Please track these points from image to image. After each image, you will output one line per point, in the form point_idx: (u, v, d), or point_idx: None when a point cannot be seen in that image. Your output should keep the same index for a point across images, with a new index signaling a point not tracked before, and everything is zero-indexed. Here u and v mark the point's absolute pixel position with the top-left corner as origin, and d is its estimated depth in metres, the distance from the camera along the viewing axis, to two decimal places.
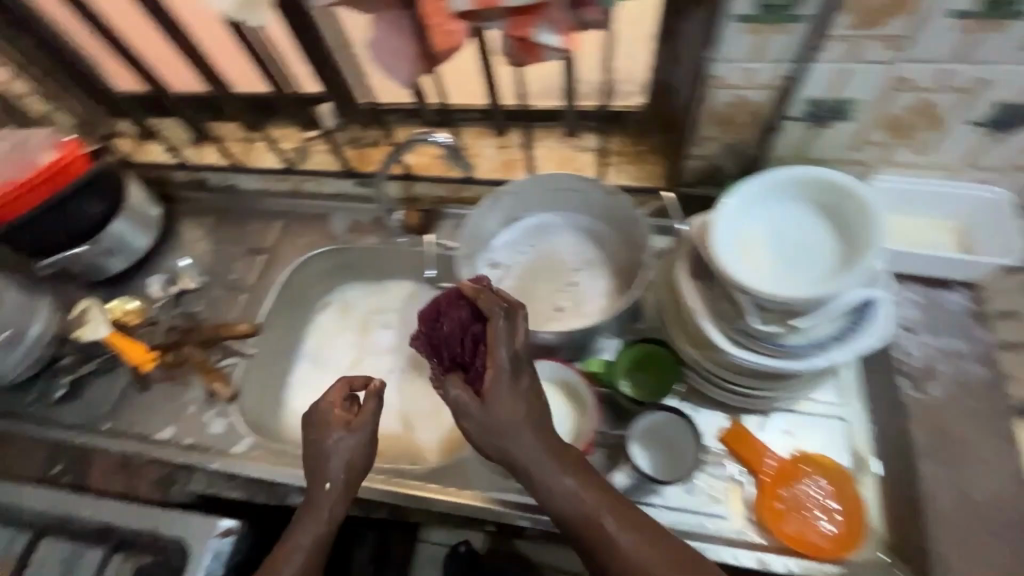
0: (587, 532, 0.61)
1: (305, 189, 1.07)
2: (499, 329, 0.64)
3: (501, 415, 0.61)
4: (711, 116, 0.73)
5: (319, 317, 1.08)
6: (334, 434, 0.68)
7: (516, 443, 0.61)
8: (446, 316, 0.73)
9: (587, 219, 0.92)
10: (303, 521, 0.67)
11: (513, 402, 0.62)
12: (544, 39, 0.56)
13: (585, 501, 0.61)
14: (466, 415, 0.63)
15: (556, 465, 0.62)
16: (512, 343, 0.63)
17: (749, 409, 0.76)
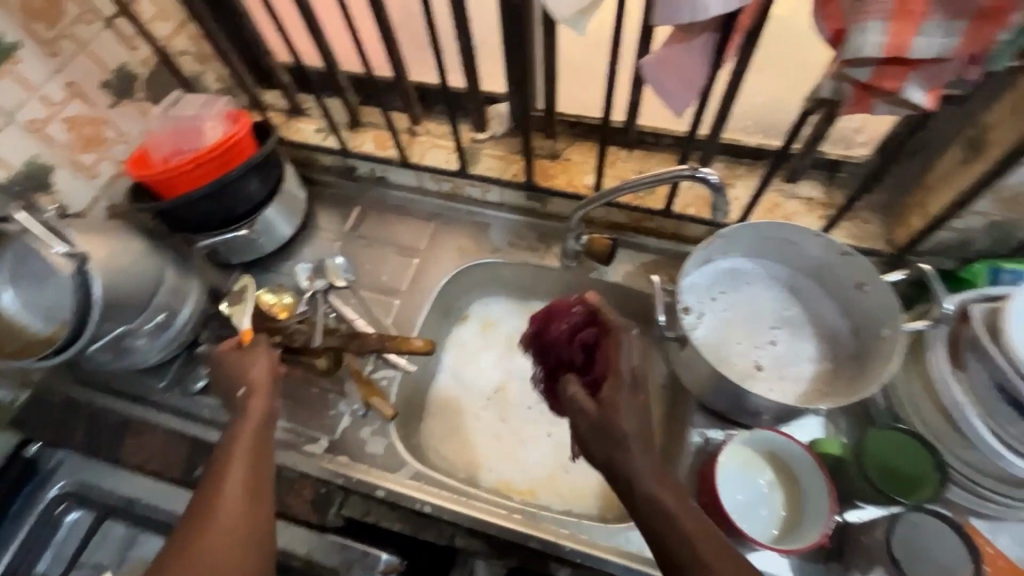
0: (671, 543, 0.52)
1: (464, 193, 1.00)
2: (626, 341, 0.63)
3: (605, 406, 0.57)
4: (999, 191, 0.66)
5: (460, 330, 1.00)
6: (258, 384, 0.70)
7: (619, 444, 0.56)
8: (570, 319, 0.72)
9: (789, 270, 0.83)
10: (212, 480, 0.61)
11: (636, 411, 0.57)
12: (911, 95, 0.49)
13: (671, 514, 0.53)
14: (579, 415, 0.59)
15: (651, 468, 0.55)
16: (636, 356, 0.61)
17: (982, 513, 0.69)
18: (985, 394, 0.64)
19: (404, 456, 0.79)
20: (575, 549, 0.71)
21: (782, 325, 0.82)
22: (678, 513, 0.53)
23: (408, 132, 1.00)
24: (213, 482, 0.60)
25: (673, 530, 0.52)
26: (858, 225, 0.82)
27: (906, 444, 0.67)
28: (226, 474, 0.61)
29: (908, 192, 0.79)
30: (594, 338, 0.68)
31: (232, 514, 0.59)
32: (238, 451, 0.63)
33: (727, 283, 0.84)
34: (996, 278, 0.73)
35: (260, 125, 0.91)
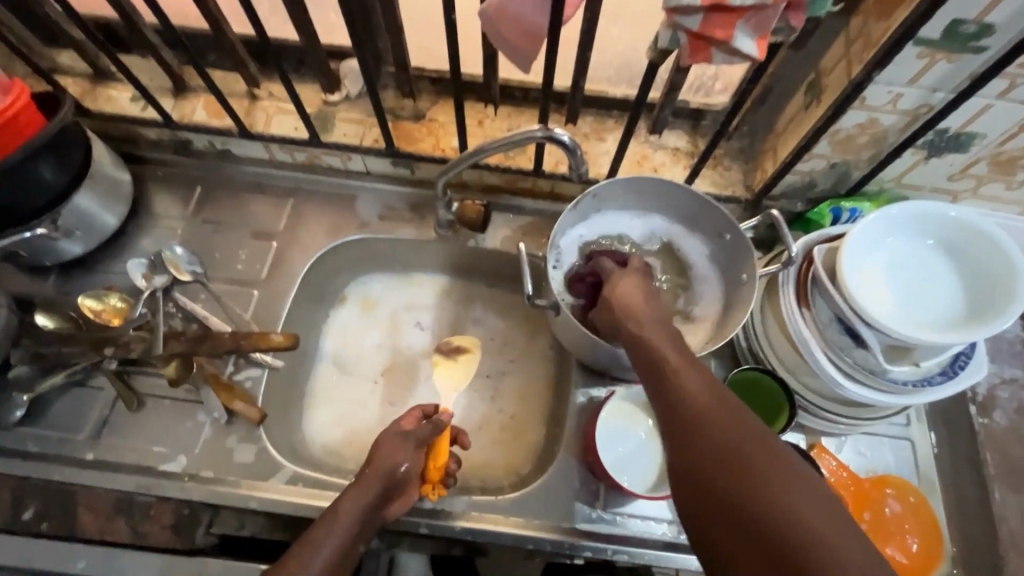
0: (689, 415, 0.49)
1: (322, 162, 0.90)
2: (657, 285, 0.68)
3: (631, 311, 0.61)
4: (833, 135, 0.69)
5: (337, 313, 0.92)
6: (394, 444, 0.65)
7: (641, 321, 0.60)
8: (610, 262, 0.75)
9: (661, 220, 0.83)
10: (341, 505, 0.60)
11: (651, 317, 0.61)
12: (741, 44, 0.47)
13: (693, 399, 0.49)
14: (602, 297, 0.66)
15: (684, 360, 0.53)
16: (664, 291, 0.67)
17: (830, 432, 0.77)
18: (827, 328, 0.69)
19: (277, 461, 0.73)
20: (465, 526, 0.70)
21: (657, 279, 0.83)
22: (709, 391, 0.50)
23: (248, 97, 0.87)
24: (319, 530, 0.58)
25: (696, 398, 0.49)
26: (720, 172, 0.84)
27: (761, 381, 0.73)
28: (338, 522, 0.59)
29: (762, 137, 0.81)
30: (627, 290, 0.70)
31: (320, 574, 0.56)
32: (349, 509, 0.60)
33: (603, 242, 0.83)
34: (838, 216, 0.78)
35: (48, 95, 0.75)
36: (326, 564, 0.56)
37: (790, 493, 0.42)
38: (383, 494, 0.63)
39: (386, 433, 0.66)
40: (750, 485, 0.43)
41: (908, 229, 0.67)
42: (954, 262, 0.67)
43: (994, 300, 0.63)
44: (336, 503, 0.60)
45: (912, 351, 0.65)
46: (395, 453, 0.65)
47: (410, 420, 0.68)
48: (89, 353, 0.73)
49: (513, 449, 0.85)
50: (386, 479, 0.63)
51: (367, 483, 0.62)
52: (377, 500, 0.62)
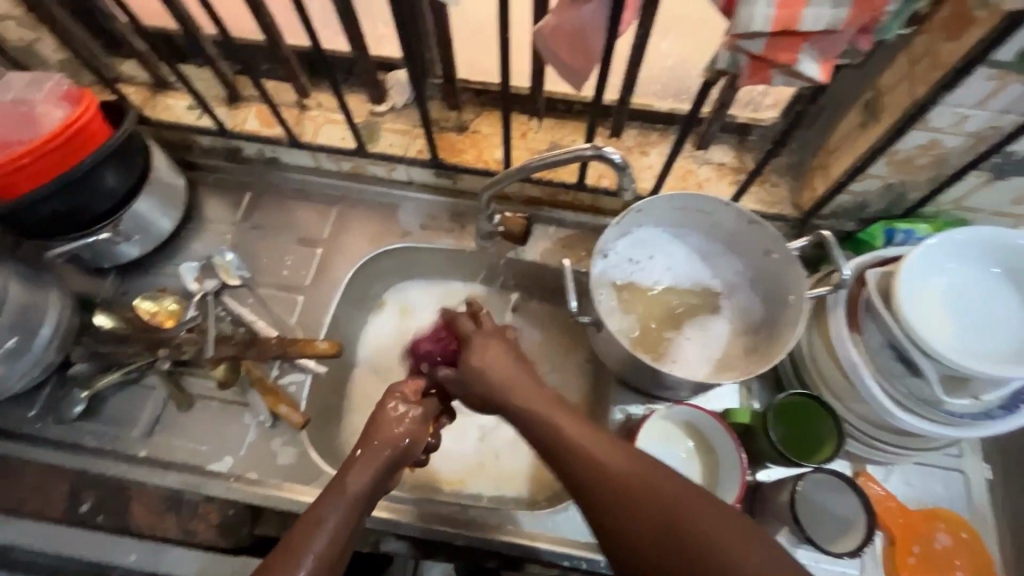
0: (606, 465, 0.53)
1: (367, 172, 0.91)
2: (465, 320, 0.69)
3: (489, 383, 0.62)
4: (891, 155, 0.67)
5: (377, 319, 0.94)
6: (397, 417, 0.66)
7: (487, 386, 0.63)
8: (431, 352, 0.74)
9: (701, 240, 0.82)
10: (351, 469, 0.60)
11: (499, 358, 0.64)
12: (806, 68, 0.46)
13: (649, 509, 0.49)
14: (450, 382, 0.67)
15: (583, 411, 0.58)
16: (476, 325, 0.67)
17: (877, 460, 0.74)
18: (878, 354, 0.67)
19: (318, 465, 0.75)
20: (502, 540, 0.71)
21: (699, 298, 0.82)
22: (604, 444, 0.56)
23: (297, 107, 0.89)
24: (322, 506, 0.57)
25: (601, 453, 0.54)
26: (767, 189, 0.82)
27: (808, 406, 0.70)
28: (344, 497, 0.58)
29: (813, 154, 0.79)
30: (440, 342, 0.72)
31: (325, 548, 0.54)
32: (355, 484, 0.59)
33: (648, 256, 0.82)
34: (891, 238, 0.76)
35: (113, 105, 0.78)
36: (332, 536, 0.55)
37: (710, 523, 0.47)
38: (390, 463, 0.63)
39: (389, 406, 0.66)
40: (665, 502, 0.49)
41: (970, 256, 0.64)
42: (1020, 292, 0.64)
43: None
44: (341, 477, 0.60)
45: (971, 382, 0.63)
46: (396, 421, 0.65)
47: (412, 390, 0.69)
48: (144, 353, 0.76)
49: (548, 462, 0.85)
50: (393, 450, 0.63)
51: (373, 454, 0.62)
52: (381, 472, 0.62)
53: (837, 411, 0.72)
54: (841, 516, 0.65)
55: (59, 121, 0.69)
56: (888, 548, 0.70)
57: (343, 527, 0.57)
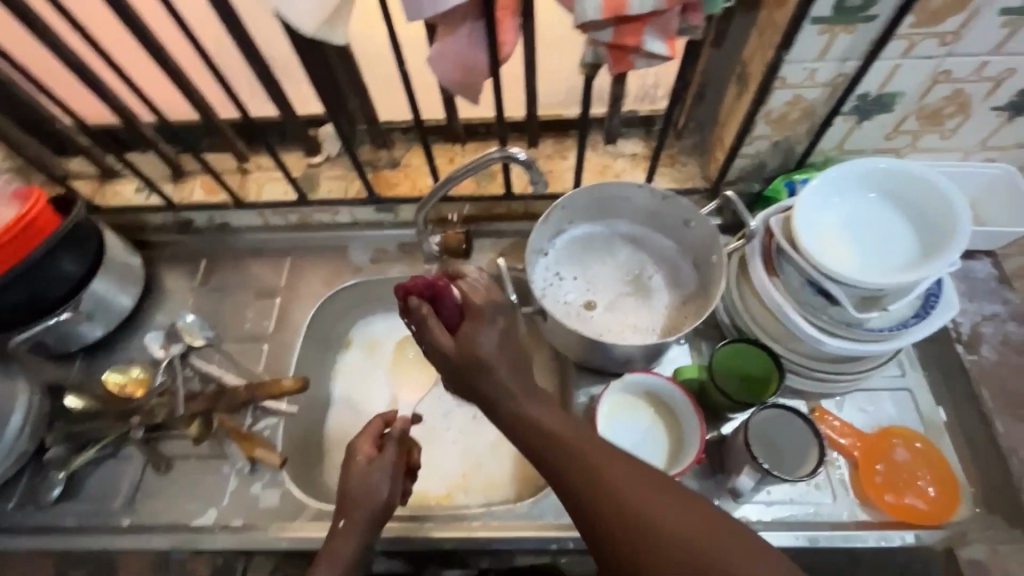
0: (632, 539, 0.48)
1: (315, 220, 0.97)
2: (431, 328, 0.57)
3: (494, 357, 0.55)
4: (766, 116, 0.75)
5: (345, 357, 0.97)
6: (368, 478, 0.66)
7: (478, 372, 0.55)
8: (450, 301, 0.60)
9: (628, 224, 0.89)
10: (337, 538, 0.63)
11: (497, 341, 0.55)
12: (652, 46, 0.54)
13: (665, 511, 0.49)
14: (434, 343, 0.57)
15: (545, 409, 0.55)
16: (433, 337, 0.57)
17: (827, 393, 0.79)
18: (799, 292, 0.72)
19: (301, 500, 0.76)
20: (489, 536, 0.73)
21: (638, 276, 0.88)
22: (583, 478, 0.51)
23: (239, 172, 0.95)
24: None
25: (611, 528, 0.49)
26: (677, 169, 0.90)
27: (747, 351, 0.75)
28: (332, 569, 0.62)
29: (709, 131, 0.87)
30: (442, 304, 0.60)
31: None
32: (343, 554, 0.62)
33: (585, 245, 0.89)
34: (792, 189, 0.82)
35: (60, 197, 0.82)
36: None
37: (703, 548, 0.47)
38: (370, 525, 0.64)
39: (353, 467, 0.66)
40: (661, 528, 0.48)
41: (850, 187, 0.72)
42: (901, 208, 0.71)
43: (947, 237, 0.67)
44: (327, 548, 0.63)
45: (880, 298, 0.69)
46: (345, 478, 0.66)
47: (369, 448, 0.68)
48: (116, 424, 0.77)
49: (528, 458, 0.88)
50: (372, 512, 0.64)
51: (355, 522, 0.64)
52: (368, 533, 0.64)
53: (776, 351, 0.76)
54: (795, 449, 0.71)
55: (9, 218, 0.74)
56: (855, 473, 0.74)
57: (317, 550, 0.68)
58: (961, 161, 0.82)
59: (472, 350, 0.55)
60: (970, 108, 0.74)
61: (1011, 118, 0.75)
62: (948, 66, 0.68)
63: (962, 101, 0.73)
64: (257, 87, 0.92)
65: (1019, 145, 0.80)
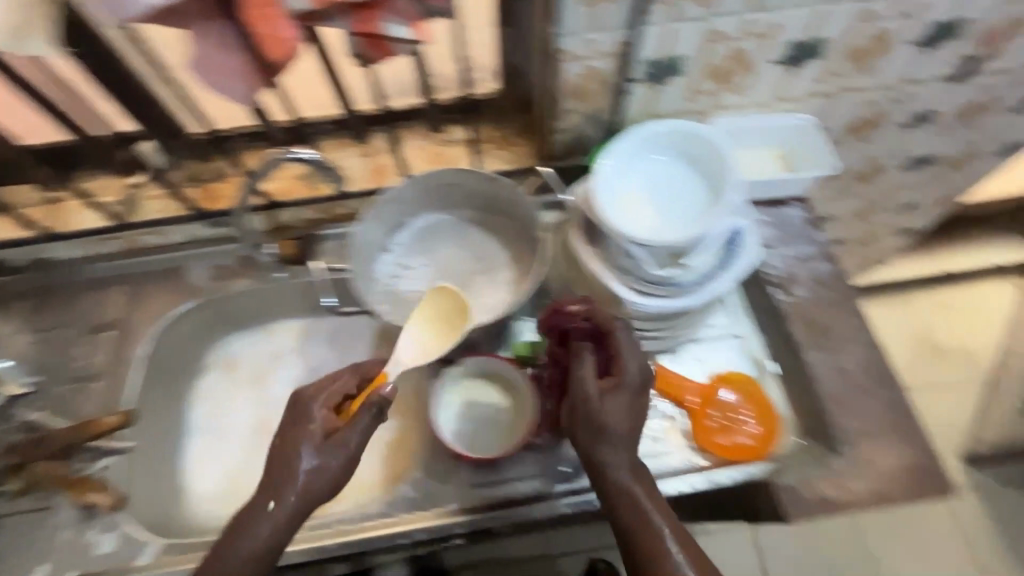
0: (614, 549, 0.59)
1: (145, 243, 0.93)
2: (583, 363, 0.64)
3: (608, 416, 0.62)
4: (565, 89, 0.77)
5: (202, 384, 0.92)
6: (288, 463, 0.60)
7: (601, 434, 0.61)
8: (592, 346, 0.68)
9: (470, 210, 0.89)
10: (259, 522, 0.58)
11: (622, 413, 0.62)
12: (396, 32, 0.60)
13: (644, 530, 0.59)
14: (576, 390, 0.63)
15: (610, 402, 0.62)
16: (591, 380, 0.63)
17: (662, 349, 0.82)
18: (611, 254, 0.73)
19: (142, 538, 0.73)
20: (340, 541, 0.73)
21: (485, 260, 0.87)
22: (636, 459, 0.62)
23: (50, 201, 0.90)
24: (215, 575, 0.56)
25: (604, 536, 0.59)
26: (508, 149, 0.91)
27: None
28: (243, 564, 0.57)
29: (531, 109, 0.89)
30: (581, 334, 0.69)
31: None
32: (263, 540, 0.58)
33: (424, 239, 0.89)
34: None
35: None
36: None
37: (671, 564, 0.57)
38: (296, 510, 0.59)
39: (280, 448, 0.62)
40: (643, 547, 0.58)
41: (640, 154, 0.76)
42: (696, 168, 0.76)
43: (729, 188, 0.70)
44: (240, 532, 0.58)
45: (680, 253, 0.71)
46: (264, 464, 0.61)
47: (328, 405, 0.65)
48: None
49: (394, 456, 0.87)
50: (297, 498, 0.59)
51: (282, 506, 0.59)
52: (288, 527, 0.59)
53: None
54: None
55: None
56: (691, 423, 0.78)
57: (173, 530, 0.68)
58: (763, 115, 0.86)
59: (599, 416, 0.61)
60: (751, 64, 0.78)
61: (790, 70, 0.80)
62: (715, 26, 0.71)
63: (741, 59, 0.76)
64: (42, 123, 0.84)
65: (809, 95, 0.85)
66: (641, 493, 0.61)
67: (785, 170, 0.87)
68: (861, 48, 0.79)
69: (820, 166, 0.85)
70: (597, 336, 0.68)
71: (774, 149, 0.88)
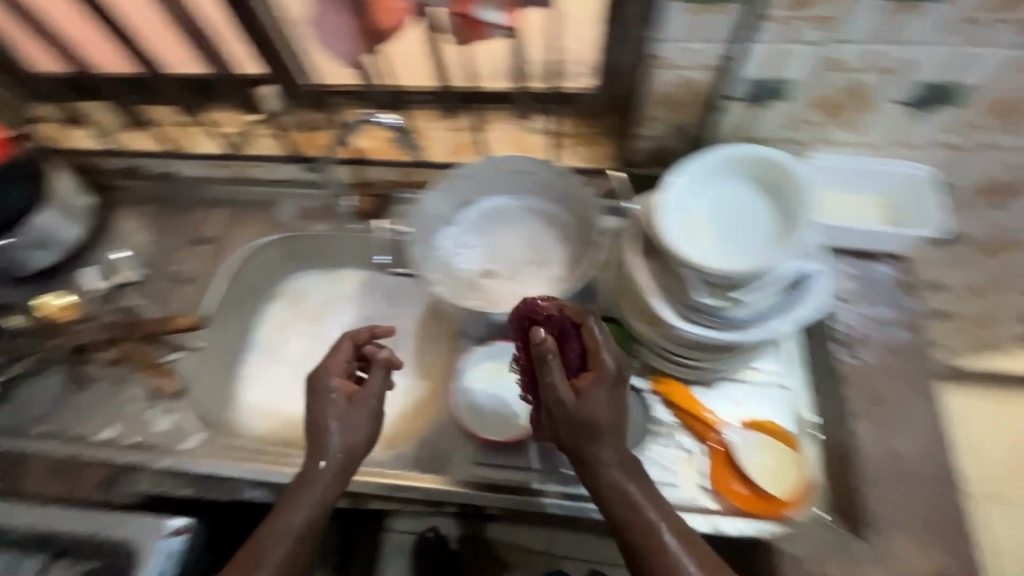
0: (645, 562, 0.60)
1: (251, 176, 1.04)
2: (552, 366, 0.60)
3: (592, 413, 0.59)
4: (656, 97, 0.75)
5: (270, 309, 1.04)
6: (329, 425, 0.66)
7: (596, 434, 0.60)
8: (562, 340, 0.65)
9: (537, 201, 0.93)
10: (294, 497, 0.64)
11: (610, 409, 0.60)
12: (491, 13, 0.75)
13: (660, 541, 0.59)
14: (550, 384, 0.60)
15: (624, 401, 0.61)
16: (560, 376, 0.60)
17: (698, 381, 0.79)
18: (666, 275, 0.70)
19: (195, 427, 0.85)
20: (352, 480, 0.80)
21: (539, 252, 0.91)
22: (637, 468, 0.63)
23: (184, 125, 1.03)
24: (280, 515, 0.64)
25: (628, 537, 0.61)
26: (589, 148, 0.91)
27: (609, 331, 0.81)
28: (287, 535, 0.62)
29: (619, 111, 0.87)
30: (562, 336, 0.65)
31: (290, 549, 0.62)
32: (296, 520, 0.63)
33: None
34: None
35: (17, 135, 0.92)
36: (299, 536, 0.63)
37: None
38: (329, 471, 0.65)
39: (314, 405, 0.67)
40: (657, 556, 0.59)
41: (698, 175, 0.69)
42: (775, 201, 0.69)
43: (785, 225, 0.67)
44: (276, 519, 0.63)
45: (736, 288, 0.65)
46: (351, 401, 0.67)
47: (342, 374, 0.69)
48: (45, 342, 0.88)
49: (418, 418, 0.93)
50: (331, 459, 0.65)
51: (321, 473, 0.65)
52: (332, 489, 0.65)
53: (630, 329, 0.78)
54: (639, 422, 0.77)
55: None
56: (709, 463, 0.75)
57: (286, 528, 0.63)
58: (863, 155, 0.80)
59: (587, 412, 0.59)
60: (871, 102, 0.72)
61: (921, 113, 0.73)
62: (834, 53, 0.66)
63: (860, 95, 0.71)
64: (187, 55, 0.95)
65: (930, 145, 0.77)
66: (634, 487, 0.62)
67: (882, 220, 0.81)
68: (1008, 102, 0.69)
69: (924, 223, 0.79)
70: (565, 331, 0.65)
71: (877, 201, 0.82)
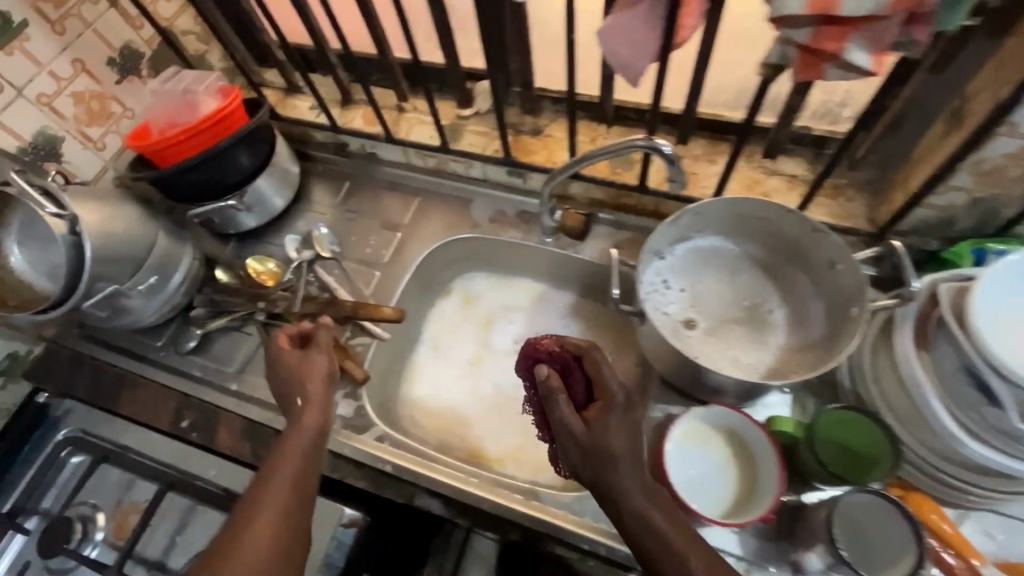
0: None
1: (449, 169, 1.02)
2: (562, 401, 0.60)
3: (612, 444, 0.56)
4: (976, 165, 0.63)
5: (439, 306, 1.02)
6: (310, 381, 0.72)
7: (612, 464, 0.56)
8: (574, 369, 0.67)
9: (759, 250, 0.83)
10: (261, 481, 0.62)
11: (624, 434, 0.57)
12: (856, 57, 0.47)
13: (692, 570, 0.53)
14: (554, 406, 0.60)
15: (620, 431, 0.57)
16: (564, 402, 0.59)
17: (950, 501, 0.66)
18: (951, 377, 0.61)
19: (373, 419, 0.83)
20: (524, 513, 0.74)
21: (753, 307, 0.82)
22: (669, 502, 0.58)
23: (396, 109, 1.03)
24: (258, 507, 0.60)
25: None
26: (840, 202, 0.80)
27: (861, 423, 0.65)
28: (255, 512, 0.59)
29: (892, 167, 0.76)
30: (569, 371, 0.67)
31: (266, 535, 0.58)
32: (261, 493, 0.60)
33: None
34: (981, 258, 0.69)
35: (251, 100, 0.94)
36: (270, 526, 0.59)
37: None
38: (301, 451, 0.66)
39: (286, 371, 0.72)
40: None
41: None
42: None
43: None
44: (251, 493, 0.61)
45: None
46: (308, 385, 0.71)
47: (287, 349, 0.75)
48: (247, 304, 0.90)
49: None
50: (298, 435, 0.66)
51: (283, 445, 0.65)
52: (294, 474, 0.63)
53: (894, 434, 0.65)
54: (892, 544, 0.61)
55: (212, 108, 0.86)
56: None
57: (263, 510, 0.60)
58: None
59: (597, 442, 0.56)
60: None
61: None
62: None
63: None
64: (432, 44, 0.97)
65: None
66: (659, 515, 0.56)
67: None
68: None
69: None
70: (568, 366, 0.68)
71: None
